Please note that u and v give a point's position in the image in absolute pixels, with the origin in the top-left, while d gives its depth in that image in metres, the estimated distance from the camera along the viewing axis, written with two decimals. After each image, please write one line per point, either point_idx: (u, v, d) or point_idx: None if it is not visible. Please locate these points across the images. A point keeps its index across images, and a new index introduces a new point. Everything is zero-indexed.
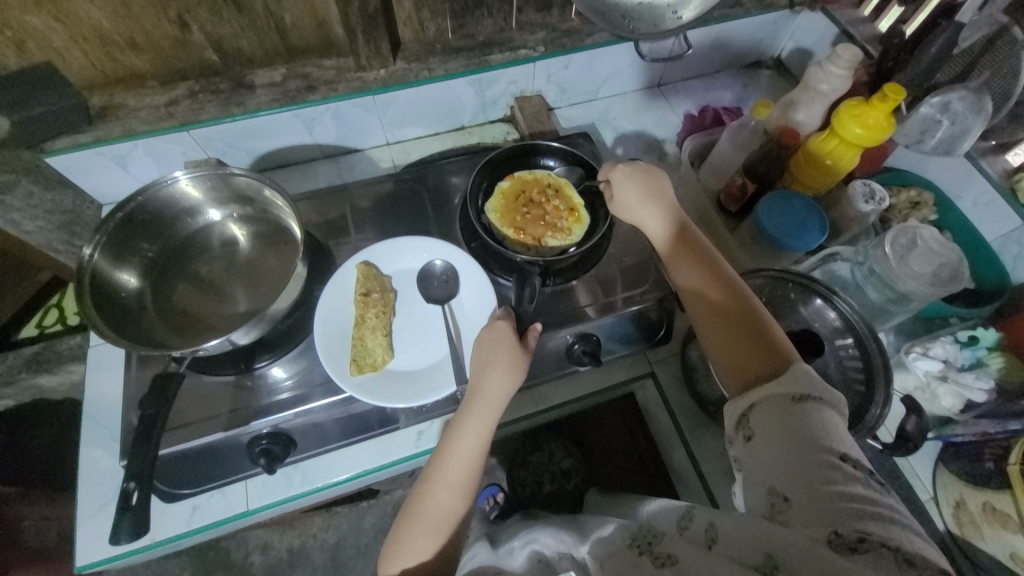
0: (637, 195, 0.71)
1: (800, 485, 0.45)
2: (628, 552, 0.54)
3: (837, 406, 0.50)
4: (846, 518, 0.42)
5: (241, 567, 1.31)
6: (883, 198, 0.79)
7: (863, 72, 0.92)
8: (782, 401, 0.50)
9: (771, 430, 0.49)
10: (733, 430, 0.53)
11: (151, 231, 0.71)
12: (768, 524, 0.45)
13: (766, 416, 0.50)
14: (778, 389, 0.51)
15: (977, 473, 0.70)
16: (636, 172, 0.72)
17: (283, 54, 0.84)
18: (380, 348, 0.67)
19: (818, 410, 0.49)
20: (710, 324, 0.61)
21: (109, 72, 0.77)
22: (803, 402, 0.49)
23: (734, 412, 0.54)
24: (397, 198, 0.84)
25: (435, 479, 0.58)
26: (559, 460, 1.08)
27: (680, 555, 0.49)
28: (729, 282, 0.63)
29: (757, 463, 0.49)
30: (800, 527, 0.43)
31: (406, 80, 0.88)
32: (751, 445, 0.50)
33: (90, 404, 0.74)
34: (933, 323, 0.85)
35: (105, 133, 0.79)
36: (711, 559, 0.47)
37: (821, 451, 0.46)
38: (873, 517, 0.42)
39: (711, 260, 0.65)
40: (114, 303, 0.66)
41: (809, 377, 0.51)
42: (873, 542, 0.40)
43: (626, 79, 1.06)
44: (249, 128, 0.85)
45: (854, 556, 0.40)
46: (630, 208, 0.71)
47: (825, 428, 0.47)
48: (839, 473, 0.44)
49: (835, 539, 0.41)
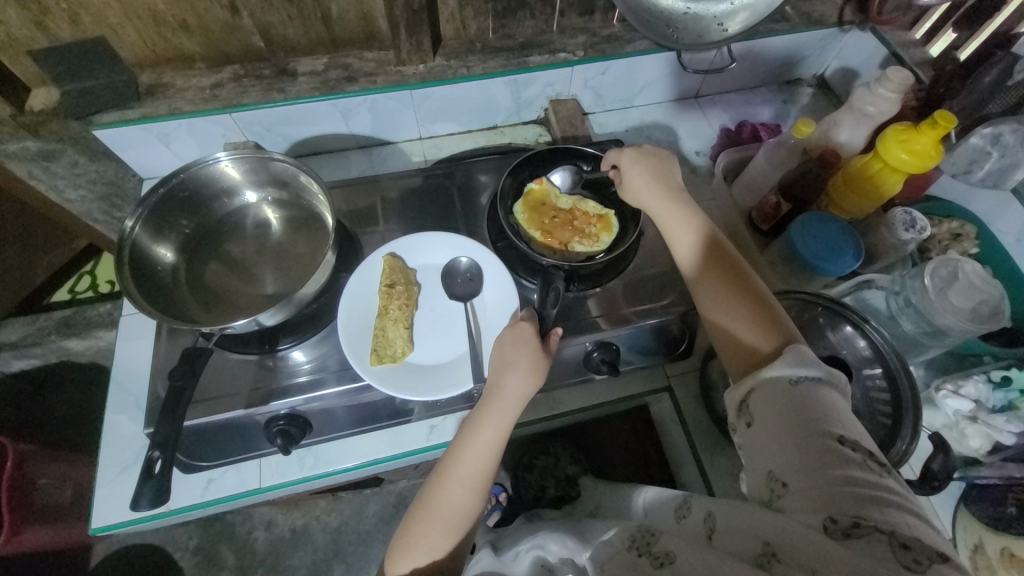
0: (648, 177, 0.73)
1: (798, 471, 0.44)
2: (627, 555, 0.52)
3: (837, 385, 0.49)
4: (843, 504, 0.41)
5: (245, 542, 1.34)
6: (924, 228, 0.77)
7: (911, 96, 0.90)
8: (780, 385, 0.49)
9: (769, 413, 0.48)
10: (735, 417, 0.52)
11: (189, 209, 0.73)
12: (766, 512, 0.44)
13: (764, 401, 0.49)
14: (775, 372, 0.50)
15: (1001, 518, 0.68)
16: (643, 157, 0.75)
17: (327, 44, 0.85)
18: (401, 340, 0.67)
19: (816, 390, 0.48)
20: (719, 308, 0.61)
21: (160, 51, 0.79)
22: (801, 384, 0.48)
23: (734, 398, 0.53)
24: (427, 192, 0.85)
25: (450, 475, 0.59)
26: (564, 466, 1.05)
27: (677, 553, 0.48)
28: (737, 269, 0.63)
29: (759, 450, 0.48)
30: (796, 513, 0.43)
31: (444, 76, 0.89)
32: (750, 431, 0.49)
33: (118, 371, 0.76)
34: (966, 360, 0.81)
35: (152, 110, 0.81)
36: (710, 556, 0.45)
37: (820, 434, 0.45)
38: (870, 501, 0.41)
39: (719, 248, 0.65)
40: (150, 275, 0.68)
41: (809, 357, 0.50)
42: (867, 526, 0.40)
43: (663, 89, 1.04)
44: (289, 114, 0.87)
45: (848, 542, 0.39)
46: (638, 190, 0.73)
47: (825, 409, 0.46)
48: (839, 457, 0.43)
49: (830, 525, 0.41)
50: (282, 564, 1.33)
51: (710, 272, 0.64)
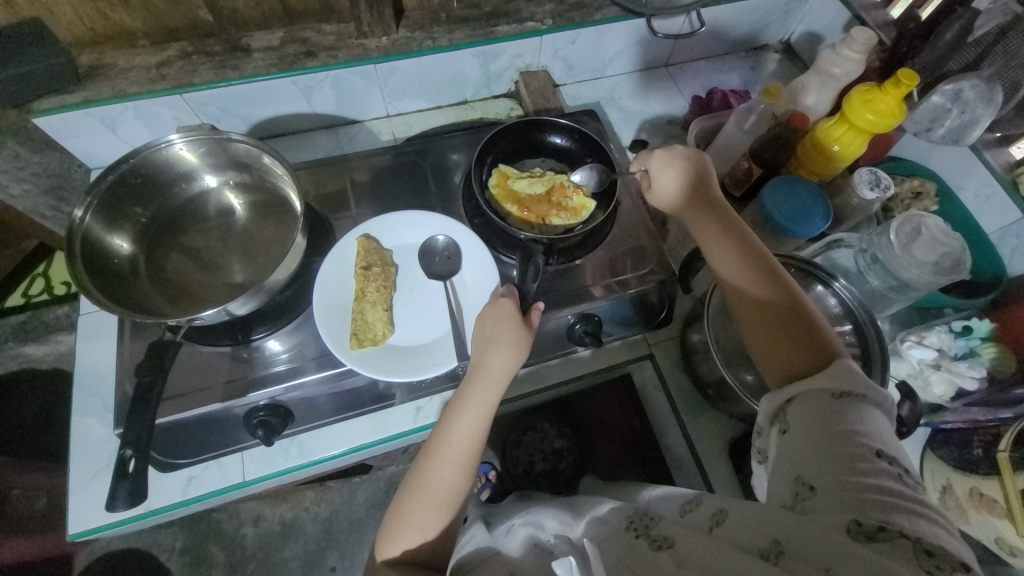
0: (676, 177, 0.70)
1: (828, 475, 0.45)
2: (625, 535, 0.53)
3: (880, 404, 0.50)
4: (868, 509, 0.42)
5: (233, 539, 1.32)
6: (888, 186, 0.79)
7: (875, 58, 0.91)
8: (823, 395, 0.50)
9: (806, 422, 0.49)
10: (767, 423, 0.54)
11: (144, 195, 0.69)
12: (788, 512, 0.45)
13: (803, 411, 0.51)
14: (820, 383, 0.51)
15: (967, 460, 0.71)
16: (676, 160, 0.71)
17: (282, 17, 0.81)
18: (381, 322, 0.65)
19: (858, 406, 0.48)
20: (760, 326, 0.59)
21: (99, 29, 0.74)
22: (846, 398, 0.49)
23: (772, 405, 0.54)
24: (397, 171, 0.82)
25: (436, 454, 0.58)
26: (551, 440, 1.12)
27: (677, 539, 0.50)
28: (774, 271, 0.61)
29: (788, 454, 0.49)
30: (821, 514, 0.44)
31: (409, 49, 0.85)
32: (783, 438, 0.51)
33: (82, 372, 0.73)
34: (928, 313, 0.86)
35: (95, 93, 0.75)
36: (714, 547, 0.47)
37: (855, 444, 0.46)
38: (896, 507, 0.42)
39: (756, 256, 0.63)
40: (108, 269, 0.64)
41: (854, 374, 0.51)
42: (892, 531, 0.41)
43: (633, 58, 1.03)
44: (244, 94, 0.82)
45: (872, 544, 0.40)
46: (670, 192, 0.70)
47: (864, 424, 0.47)
48: (870, 466, 0.45)
49: (854, 527, 0.41)
50: (273, 557, 1.32)
51: (743, 275, 0.62)
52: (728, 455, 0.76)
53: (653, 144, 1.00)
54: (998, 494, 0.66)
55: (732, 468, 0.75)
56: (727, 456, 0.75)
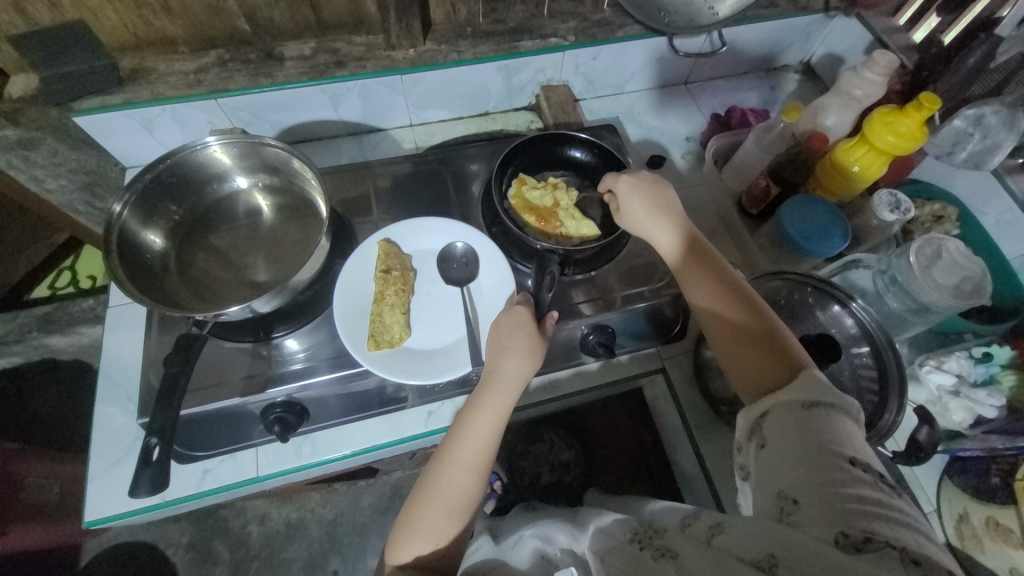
0: (648, 209, 0.70)
1: (808, 487, 0.44)
2: (629, 546, 0.54)
3: (850, 411, 0.49)
4: (852, 519, 0.41)
5: (239, 537, 1.33)
6: (908, 209, 0.79)
7: (897, 81, 0.92)
8: (793, 408, 0.50)
9: (784, 436, 0.49)
10: (745, 439, 0.53)
11: (178, 194, 0.72)
12: (774, 525, 0.44)
13: (778, 423, 0.50)
14: (789, 394, 0.51)
15: (983, 488, 0.71)
16: (640, 186, 0.71)
17: (315, 28, 0.84)
18: (398, 325, 0.67)
19: (829, 415, 0.48)
20: (732, 347, 0.59)
21: (141, 35, 0.77)
22: (815, 407, 0.49)
23: (747, 422, 0.53)
24: (418, 178, 0.84)
25: (451, 459, 0.59)
26: (558, 452, 1.13)
27: (680, 550, 0.51)
28: (742, 290, 0.62)
29: (769, 469, 0.48)
30: (808, 527, 0.43)
31: (435, 61, 0.88)
32: (761, 452, 0.50)
33: (107, 362, 0.75)
34: (947, 338, 0.84)
35: (134, 95, 0.79)
36: (712, 558, 0.47)
37: (832, 456, 0.45)
38: (879, 516, 0.41)
39: (726, 276, 0.63)
40: (139, 262, 0.66)
41: (821, 383, 0.50)
42: (878, 541, 0.40)
43: (653, 75, 1.05)
44: (275, 101, 0.85)
45: (860, 555, 0.39)
46: (638, 220, 0.70)
47: (835, 432, 0.47)
48: (848, 477, 0.44)
49: (841, 539, 0.41)
50: (277, 557, 1.32)
51: (712, 298, 0.62)
52: (740, 475, 0.74)
53: (671, 159, 1.01)
54: (1014, 523, 0.68)
55: (741, 488, 0.73)
56: (739, 476, 0.74)
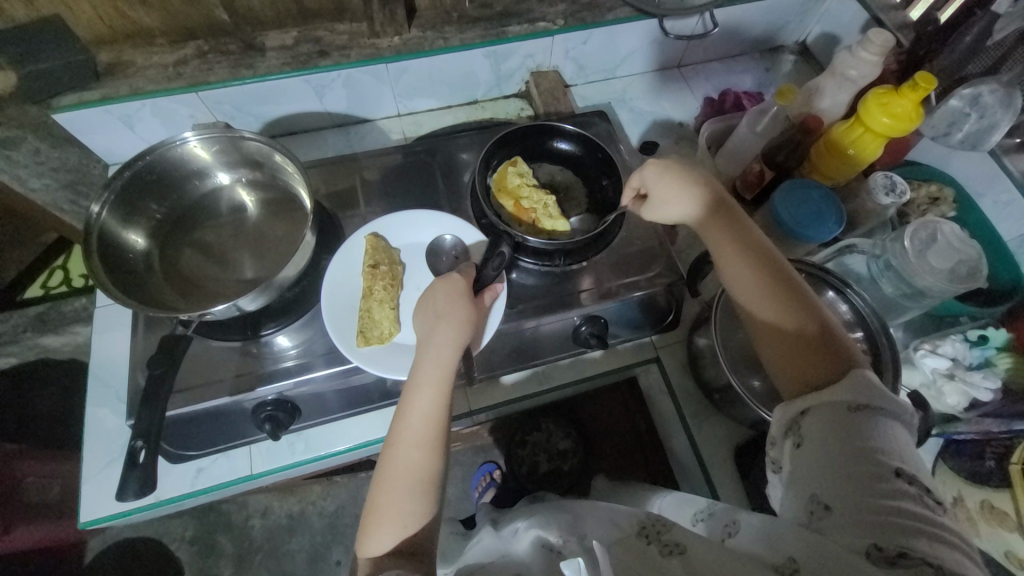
0: (682, 192, 0.66)
1: (846, 494, 0.44)
2: (636, 541, 0.52)
3: (897, 415, 0.48)
4: (888, 532, 0.41)
5: (242, 530, 1.34)
6: (904, 191, 0.78)
7: (892, 60, 0.90)
8: (838, 409, 0.49)
9: (823, 438, 0.48)
10: (781, 435, 0.53)
11: (159, 193, 0.70)
12: (802, 530, 0.45)
13: (819, 424, 0.49)
14: (834, 395, 0.50)
15: (979, 472, 0.73)
16: (671, 169, 0.67)
17: (295, 17, 0.82)
18: (387, 320, 0.66)
19: (872, 419, 0.47)
20: (777, 342, 0.57)
21: (117, 27, 0.75)
22: (862, 411, 0.48)
23: (786, 416, 0.53)
24: (407, 170, 0.83)
25: (400, 438, 0.56)
26: (556, 441, 1.12)
27: (688, 543, 0.49)
28: (790, 280, 0.59)
29: (804, 469, 0.48)
30: (837, 534, 0.43)
31: (420, 49, 0.86)
32: (797, 452, 0.50)
33: (96, 363, 0.74)
34: (943, 321, 0.83)
35: (113, 91, 0.77)
36: (729, 558, 0.47)
37: (872, 463, 0.45)
38: (918, 532, 0.41)
39: (770, 263, 0.61)
40: (123, 264, 0.65)
41: (870, 385, 0.49)
42: (915, 558, 0.40)
43: (645, 58, 1.02)
44: (258, 93, 0.83)
45: (892, 570, 0.40)
46: (671, 204, 0.66)
47: (880, 440, 0.46)
48: (890, 488, 0.43)
49: (875, 551, 0.41)
50: (280, 549, 1.33)
51: (759, 284, 0.60)
52: (735, 462, 0.75)
53: (664, 145, 0.99)
54: (1008, 505, 0.69)
55: (736, 476, 0.73)
56: (734, 463, 0.74)
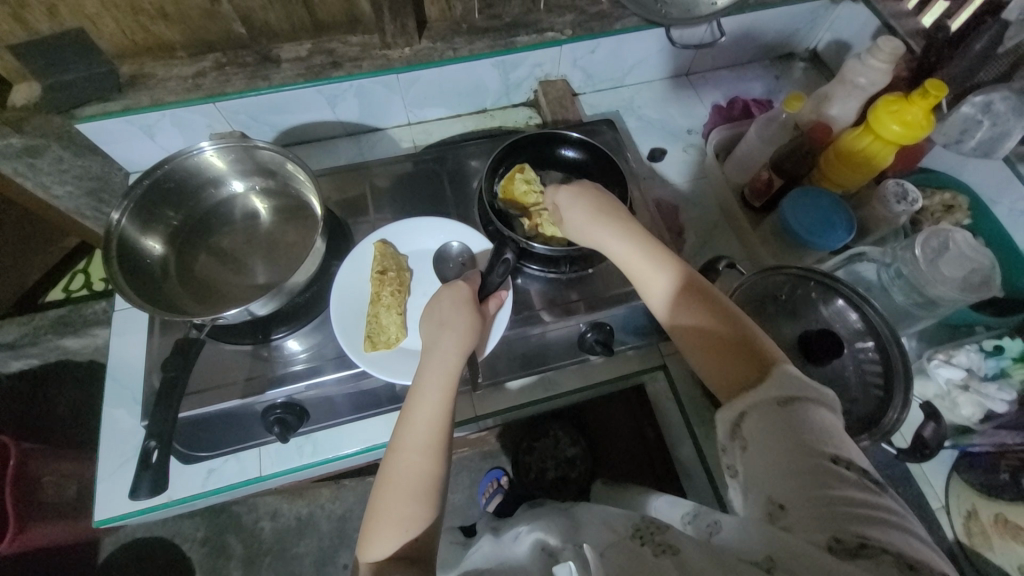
0: (593, 212, 0.67)
1: (798, 489, 0.43)
2: (630, 542, 0.51)
3: (826, 402, 0.49)
4: (845, 524, 0.41)
5: (251, 532, 1.36)
6: (916, 199, 0.77)
7: (903, 67, 0.89)
8: (770, 407, 0.48)
9: (764, 436, 0.47)
10: (727, 439, 0.51)
11: (175, 200, 0.72)
12: (767, 529, 0.43)
13: (758, 425, 0.48)
14: (765, 394, 0.50)
15: (993, 484, 0.70)
16: (579, 190, 0.69)
17: (310, 30, 0.84)
18: (394, 326, 0.67)
19: (804, 410, 0.48)
20: (704, 349, 0.57)
21: (140, 41, 0.78)
22: (792, 404, 0.48)
23: (727, 422, 0.52)
24: (415, 178, 0.84)
25: (402, 446, 0.56)
26: (564, 448, 1.13)
27: (682, 546, 0.48)
28: (701, 286, 0.60)
29: (754, 470, 0.47)
30: (800, 530, 0.42)
31: (430, 59, 0.87)
32: (744, 454, 0.48)
33: (114, 365, 0.76)
34: (958, 331, 0.81)
35: (134, 101, 0.80)
36: (712, 558, 0.45)
37: (817, 455, 0.45)
38: (875, 521, 0.41)
39: (686, 273, 0.62)
40: (140, 269, 0.67)
41: (792, 377, 0.50)
42: (875, 547, 0.40)
43: (654, 66, 1.03)
44: (273, 103, 0.85)
45: (854, 561, 0.39)
46: (585, 224, 0.67)
47: (815, 430, 0.46)
48: (837, 479, 0.43)
49: (836, 544, 0.40)
50: (289, 552, 1.34)
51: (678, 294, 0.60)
52: None
53: (672, 153, 0.99)
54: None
55: None
56: None
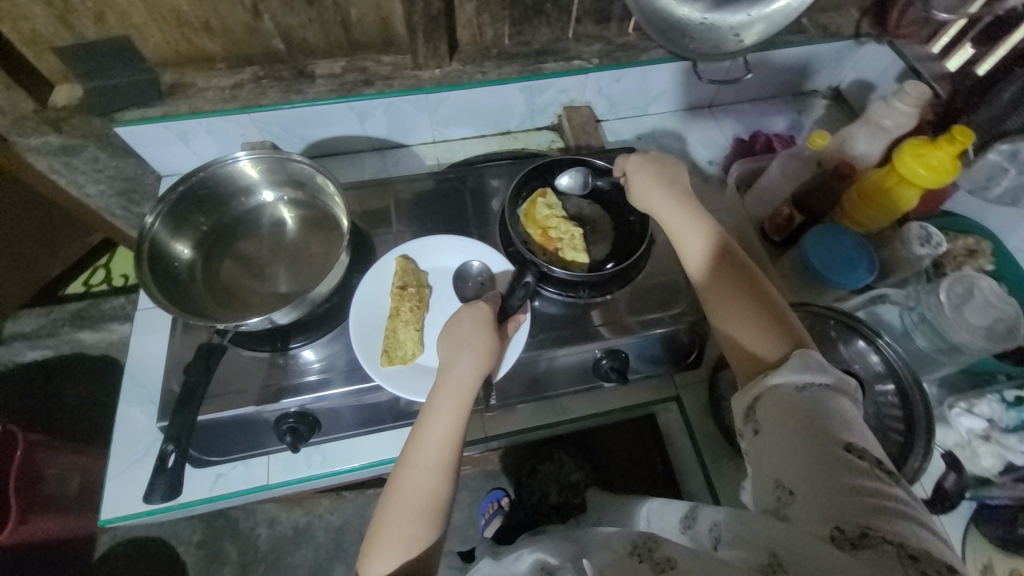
0: (655, 187, 0.71)
1: (805, 477, 0.43)
2: (629, 560, 0.49)
3: (847, 393, 0.48)
4: (847, 513, 0.40)
5: (248, 538, 1.35)
6: (939, 242, 0.77)
7: (928, 111, 0.90)
8: (786, 392, 0.49)
9: (776, 420, 0.48)
10: (742, 424, 0.52)
11: (208, 206, 0.74)
12: (769, 518, 0.44)
13: (771, 408, 0.49)
14: (781, 377, 0.50)
15: (1012, 539, 0.68)
16: (646, 163, 0.73)
17: (345, 48, 0.87)
18: (411, 341, 0.67)
19: (821, 396, 0.47)
20: (736, 325, 0.59)
21: (182, 52, 0.81)
22: (809, 391, 0.48)
23: (741, 405, 0.52)
24: (438, 195, 0.85)
25: (411, 463, 0.56)
26: (568, 473, 1.08)
27: (679, 558, 0.47)
28: (746, 268, 0.62)
29: (764, 455, 0.47)
30: (801, 520, 0.42)
31: (459, 81, 0.89)
32: (757, 438, 0.49)
33: (132, 363, 0.77)
34: (979, 378, 0.79)
35: (172, 108, 0.82)
36: (711, 565, 0.44)
37: (827, 442, 0.44)
38: (879, 510, 0.40)
39: (733, 255, 0.63)
40: (167, 271, 0.69)
41: (815, 363, 0.50)
42: (876, 537, 0.39)
43: (677, 97, 1.04)
44: (305, 116, 0.88)
45: (855, 553, 0.38)
46: (646, 196, 0.71)
47: (831, 416, 0.46)
48: (845, 465, 0.43)
49: (837, 535, 0.39)
50: (283, 561, 1.33)
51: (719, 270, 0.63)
52: None
53: (692, 183, 1.00)
54: None
55: None
56: None
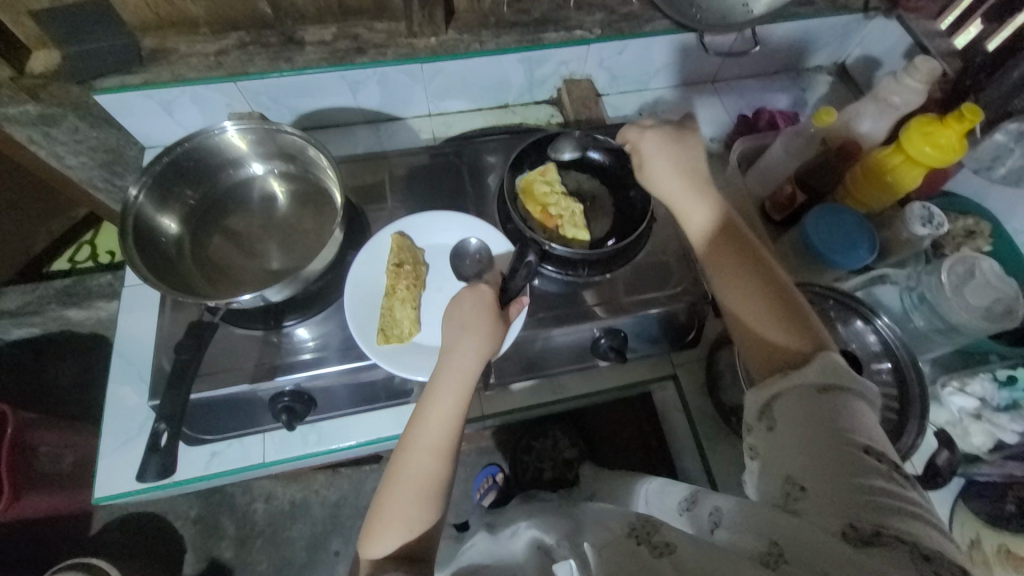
0: (662, 162, 0.65)
1: (820, 474, 0.43)
2: (627, 541, 0.51)
3: (867, 396, 0.47)
4: (864, 512, 0.40)
5: (245, 513, 1.36)
6: (941, 223, 0.74)
7: (936, 88, 0.88)
8: (807, 391, 0.47)
9: (794, 420, 0.47)
10: (754, 419, 0.51)
11: (193, 179, 0.71)
12: (779, 513, 0.44)
13: (789, 408, 0.47)
14: (802, 377, 0.48)
15: (996, 513, 0.70)
16: (650, 132, 0.67)
17: (336, 13, 0.83)
18: (408, 321, 0.66)
19: (842, 398, 0.46)
20: (749, 315, 0.55)
21: (163, 15, 0.77)
22: (830, 392, 0.46)
23: (756, 402, 0.51)
24: (434, 170, 0.83)
25: (412, 444, 0.56)
26: (563, 449, 1.11)
27: (678, 542, 0.48)
28: (761, 255, 0.58)
29: (777, 452, 0.47)
30: (814, 517, 0.42)
31: (456, 50, 0.86)
32: (771, 435, 0.48)
33: (121, 340, 0.76)
34: (971, 358, 0.81)
35: (155, 76, 0.79)
36: (712, 552, 0.45)
37: (846, 443, 0.44)
38: (895, 511, 0.40)
39: (748, 243, 0.59)
40: (155, 246, 0.67)
41: (838, 366, 0.48)
42: (889, 536, 0.39)
43: (680, 71, 1.01)
44: (295, 86, 0.84)
45: (867, 549, 0.39)
46: (653, 174, 0.66)
47: (851, 418, 0.45)
48: (863, 466, 0.42)
49: (849, 531, 0.40)
50: (281, 535, 1.34)
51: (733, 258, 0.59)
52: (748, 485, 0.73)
53: None
54: None
55: None
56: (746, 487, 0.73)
